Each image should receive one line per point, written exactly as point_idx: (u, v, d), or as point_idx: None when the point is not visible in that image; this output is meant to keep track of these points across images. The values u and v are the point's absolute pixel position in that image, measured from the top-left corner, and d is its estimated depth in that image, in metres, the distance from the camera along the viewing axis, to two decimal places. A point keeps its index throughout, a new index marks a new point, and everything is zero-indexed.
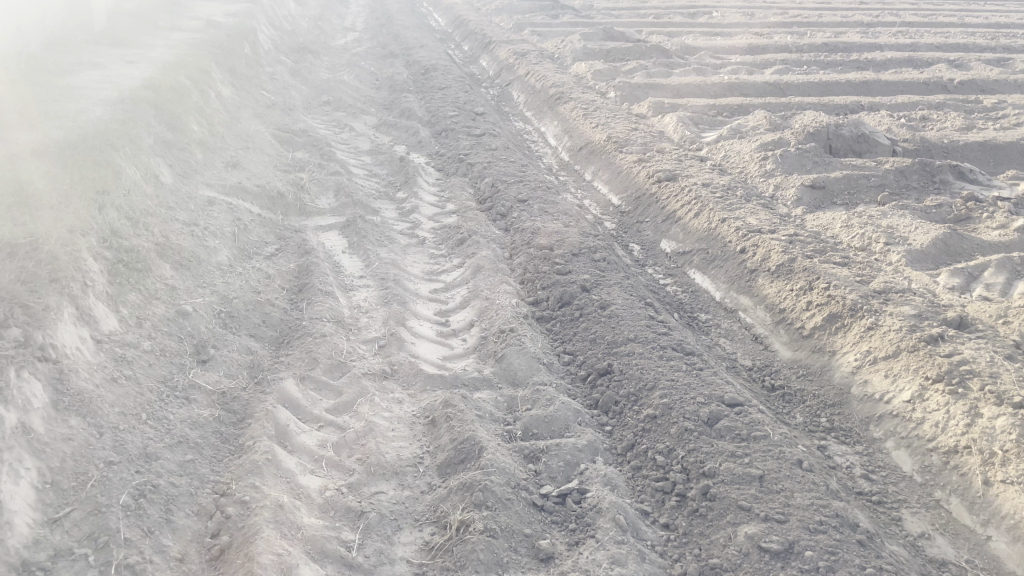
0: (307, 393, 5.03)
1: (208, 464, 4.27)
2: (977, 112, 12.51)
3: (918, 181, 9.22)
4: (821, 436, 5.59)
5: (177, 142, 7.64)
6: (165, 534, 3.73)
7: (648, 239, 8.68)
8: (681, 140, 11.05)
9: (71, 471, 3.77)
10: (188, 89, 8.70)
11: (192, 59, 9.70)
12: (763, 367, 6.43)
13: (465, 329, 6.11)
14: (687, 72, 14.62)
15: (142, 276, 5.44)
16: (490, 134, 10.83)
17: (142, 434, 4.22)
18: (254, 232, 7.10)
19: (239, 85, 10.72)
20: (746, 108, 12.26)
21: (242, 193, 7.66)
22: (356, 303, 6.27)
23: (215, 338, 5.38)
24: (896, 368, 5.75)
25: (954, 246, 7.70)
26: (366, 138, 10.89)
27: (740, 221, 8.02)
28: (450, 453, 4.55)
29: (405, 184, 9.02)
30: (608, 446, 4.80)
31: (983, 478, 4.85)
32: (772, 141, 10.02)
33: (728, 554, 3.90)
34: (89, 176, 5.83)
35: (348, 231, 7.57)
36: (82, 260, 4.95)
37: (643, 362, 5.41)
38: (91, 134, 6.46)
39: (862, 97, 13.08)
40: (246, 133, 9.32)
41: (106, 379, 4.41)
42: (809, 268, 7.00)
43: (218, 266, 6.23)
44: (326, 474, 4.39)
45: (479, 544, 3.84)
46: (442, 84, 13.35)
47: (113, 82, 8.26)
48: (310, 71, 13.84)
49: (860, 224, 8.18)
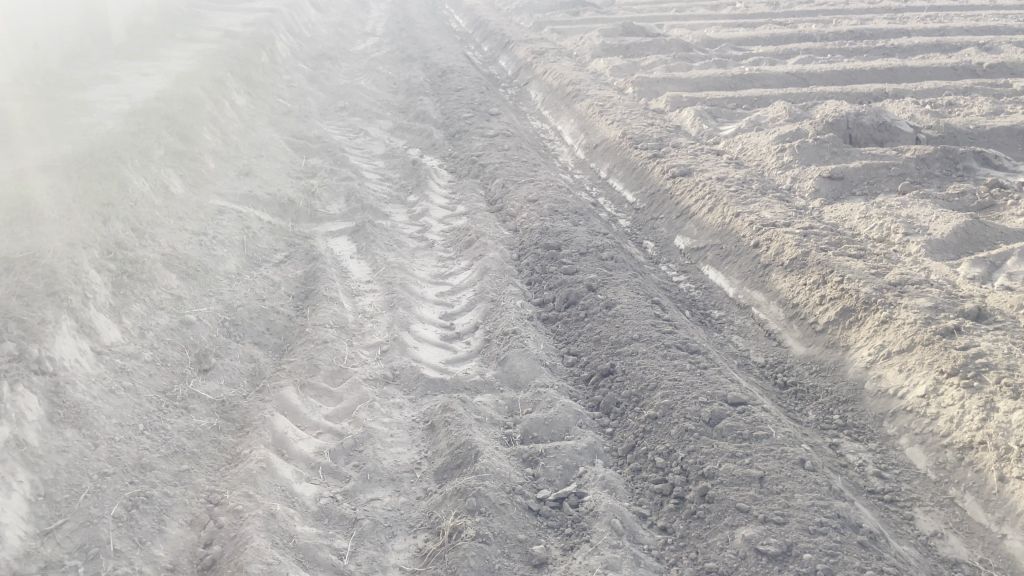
0: (308, 400, 5.03)
1: (204, 474, 4.29)
2: (1007, 96, 12.16)
3: (941, 169, 8.99)
4: (833, 433, 5.48)
5: (188, 151, 7.67)
6: (157, 545, 3.74)
7: (662, 235, 8.58)
8: (698, 135, 10.90)
9: (65, 483, 3.80)
10: (201, 99, 8.74)
11: (206, 69, 9.76)
12: (776, 364, 6.33)
13: (469, 332, 6.08)
14: (707, 65, 14.43)
15: (146, 287, 5.48)
16: (504, 134, 10.78)
17: (139, 445, 4.25)
18: (264, 240, 7.12)
19: (254, 93, 10.78)
20: (765, 100, 12.06)
21: (253, 201, 7.71)
22: (362, 308, 6.27)
23: (218, 347, 5.41)
24: (911, 362, 5.59)
25: (976, 235, 7.49)
26: (381, 142, 10.91)
27: (754, 215, 7.88)
28: (446, 457, 4.52)
29: (416, 188, 9.03)
30: (608, 449, 4.73)
31: (999, 474, 4.69)
32: (790, 132, 9.83)
33: (725, 558, 3.81)
34: (94, 189, 5.88)
35: (357, 235, 7.58)
36: (82, 273, 4.99)
37: (645, 362, 5.33)
38: (99, 147, 6.52)
39: (886, 85, 12.80)
40: (260, 142, 9.36)
41: (104, 390, 4.45)
42: (823, 261, 6.84)
43: (225, 274, 6.26)
44: (324, 481, 4.38)
45: (470, 552, 3.80)
46: (458, 86, 13.36)
47: (126, 95, 8.34)
48: (328, 77, 13.92)
49: (879, 214, 7.98)
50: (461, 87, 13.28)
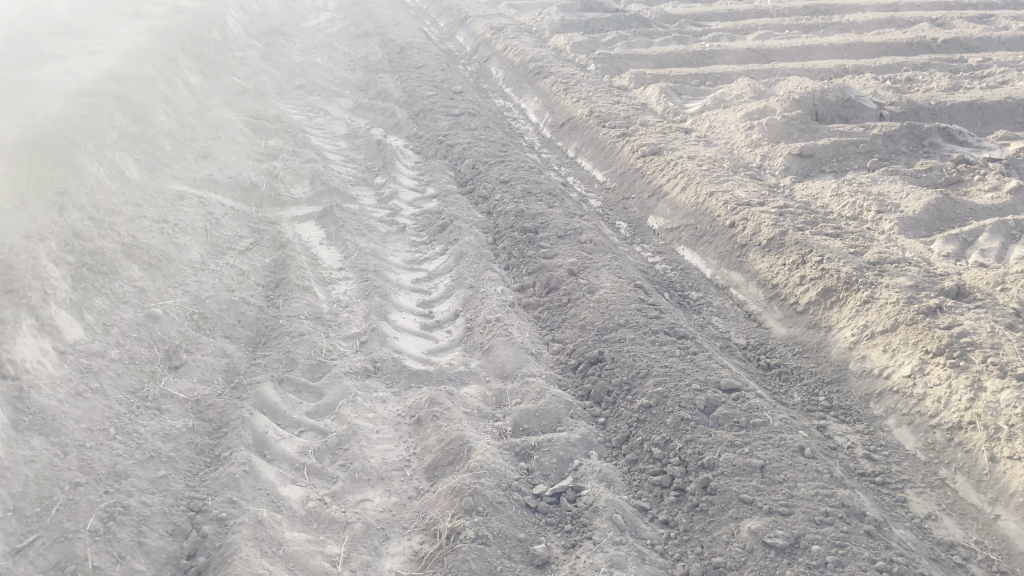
0: (287, 397, 4.81)
1: (183, 480, 4.05)
2: (964, 71, 12.24)
3: (907, 145, 9.00)
4: (819, 415, 5.45)
5: (143, 135, 7.30)
6: (138, 558, 3.52)
7: (635, 216, 8.47)
8: (664, 112, 10.78)
9: (35, 496, 3.56)
10: (154, 79, 8.32)
11: (156, 47, 9.28)
12: (758, 346, 6.29)
13: (449, 320, 5.90)
14: (668, 41, 14.29)
15: (107, 280, 5.18)
16: (469, 113, 10.53)
17: (111, 451, 3.98)
18: (228, 226, 6.81)
19: (206, 72, 10.34)
20: (728, 76, 11.98)
21: (214, 185, 7.35)
22: (336, 297, 6.04)
23: (188, 342, 5.12)
24: (895, 342, 5.58)
25: (947, 212, 7.51)
26: (342, 122, 10.57)
27: (728, 194, 7.79)
28: (438, 454, 4.36)
29: (383, 169, 8.76)
30: (602, 440, 4.62)
31: (989, 455, 4.70)
32: (757, 109, 9.73)
33: (731, 552, 3.72)
34: (47, 175, 5.53)
35: (324, 220, 7.32)
36: (40, 267, 4.70)
37: (634, 348, 5.22)
38: (50, 128, 6.09)
39: (845, 61, 12.80)
40: (216, 123, 8.96)
41: (71, 393, 4.18)
42: (801, 241, 6.77)
43: (190, 264, 5.96)
44: (310, 483, 4.20)
45: (471, 554, 3.65)
46: (419, 63, 13.03)
47: (73, 71, 7.82)
48: (282, 53, 13.45)
49: (851, 191, 7.97)
50: (422, 64, 12.95)
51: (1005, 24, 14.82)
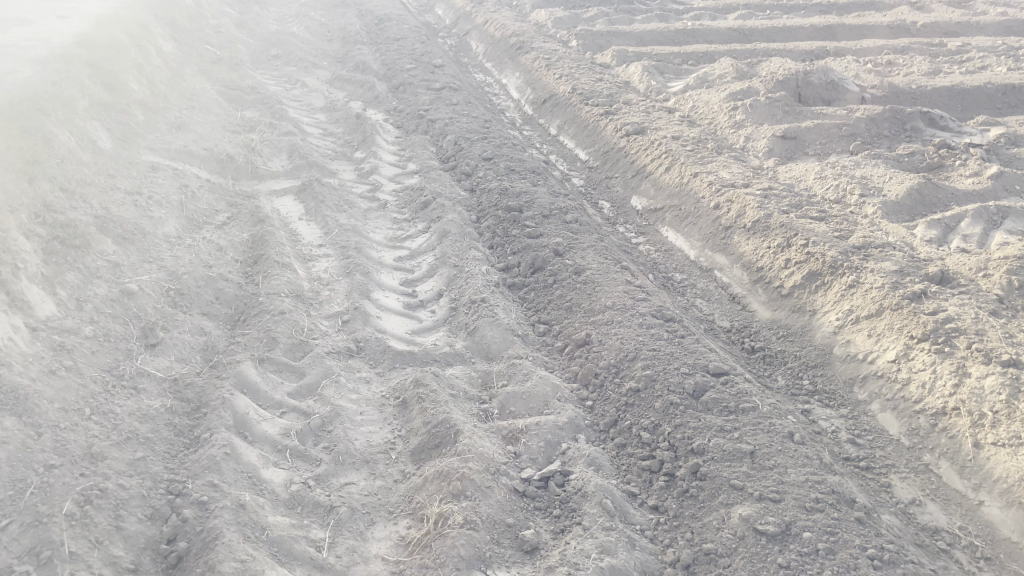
0: (267, 376, 4.70)
1: (162, 462, 3.92)
2: (944, 56, 12.23)
3: (890, 128, 8.96)
4: (804, 399, 5.44)
5: (116, 103, 7.06)
6: (116, 543, 3.41)
7: (618, 196, 8.41)
8: (647, 90, 10.68)
9: (7, 479, 3.42)
10: (125, 46, 8.04)
11: (128, 13, 8.98)
12: (742, 329, 6.27)
13: (432, 300, 5.81)
14: (649, 19, 14.15)
15: (80, 254, 5.00)
16: (451, 87, 10.35)
17: (86, 432, 3.85)
18: (204, 200, 6.62)
19: (180, 39, 10.05)
20: (711, 55, 11.88)
21: (188, 156, 7.14)
22: (317, 274, 5.91)
23: (164, 319, 4.96)
24: (879, 327, 5.58)
25: (929, 197, 7.51)
26: (320, 94, 10.34)
27: (713, 175, 7.72)
28: (423, 437, 4.28)
29: (362, 143, 8.59)
30: (590, 423, 4.57)
31: (973, 440, 4.72)
32: (741, 90, 9.63)
33: (722, 538, 3.70)
34: (18, 144, 5.31)
35: (303, 195, 7.16)
36: (10, 240, 4.53)
37: (622, 331, 5.16)
38: (19, 94, 5.86)
39: (827, 42, 12.75)
40: (190, 93, 8.71)
41: (43, 371, 4.03)
42: (786, 223, 6.73)
43: (165, 238, 5.77)
44: (292, 466, 4.11)
45: (459, 540, 3.58)
46: (398, 34, 12.79)
47: (40, 34, 7.51)
48: (257, 21, 13.13)
49: (834, 174, 7.95)
50: (401, 36, 12.72)
51: (984, 9, 14.84)
